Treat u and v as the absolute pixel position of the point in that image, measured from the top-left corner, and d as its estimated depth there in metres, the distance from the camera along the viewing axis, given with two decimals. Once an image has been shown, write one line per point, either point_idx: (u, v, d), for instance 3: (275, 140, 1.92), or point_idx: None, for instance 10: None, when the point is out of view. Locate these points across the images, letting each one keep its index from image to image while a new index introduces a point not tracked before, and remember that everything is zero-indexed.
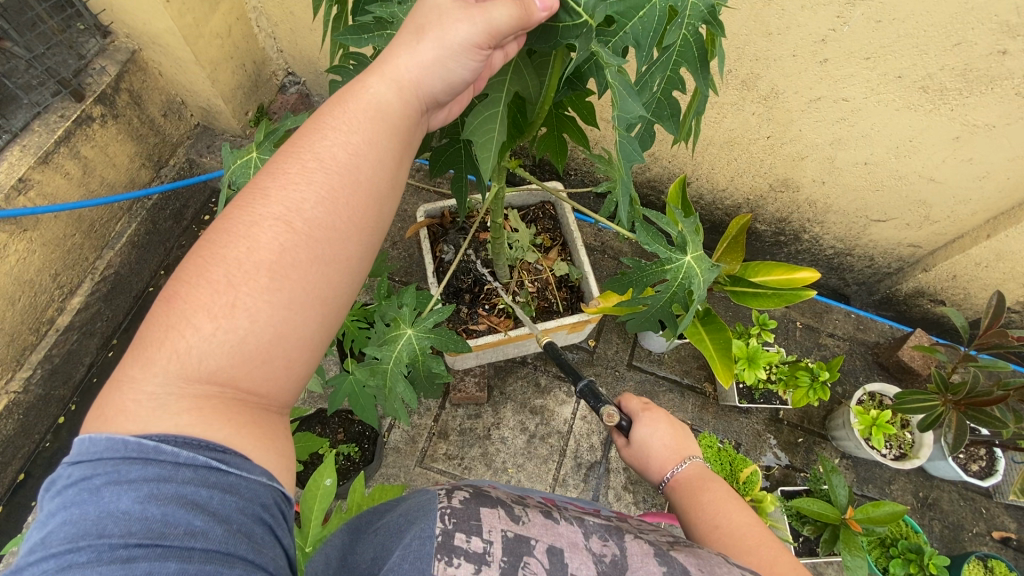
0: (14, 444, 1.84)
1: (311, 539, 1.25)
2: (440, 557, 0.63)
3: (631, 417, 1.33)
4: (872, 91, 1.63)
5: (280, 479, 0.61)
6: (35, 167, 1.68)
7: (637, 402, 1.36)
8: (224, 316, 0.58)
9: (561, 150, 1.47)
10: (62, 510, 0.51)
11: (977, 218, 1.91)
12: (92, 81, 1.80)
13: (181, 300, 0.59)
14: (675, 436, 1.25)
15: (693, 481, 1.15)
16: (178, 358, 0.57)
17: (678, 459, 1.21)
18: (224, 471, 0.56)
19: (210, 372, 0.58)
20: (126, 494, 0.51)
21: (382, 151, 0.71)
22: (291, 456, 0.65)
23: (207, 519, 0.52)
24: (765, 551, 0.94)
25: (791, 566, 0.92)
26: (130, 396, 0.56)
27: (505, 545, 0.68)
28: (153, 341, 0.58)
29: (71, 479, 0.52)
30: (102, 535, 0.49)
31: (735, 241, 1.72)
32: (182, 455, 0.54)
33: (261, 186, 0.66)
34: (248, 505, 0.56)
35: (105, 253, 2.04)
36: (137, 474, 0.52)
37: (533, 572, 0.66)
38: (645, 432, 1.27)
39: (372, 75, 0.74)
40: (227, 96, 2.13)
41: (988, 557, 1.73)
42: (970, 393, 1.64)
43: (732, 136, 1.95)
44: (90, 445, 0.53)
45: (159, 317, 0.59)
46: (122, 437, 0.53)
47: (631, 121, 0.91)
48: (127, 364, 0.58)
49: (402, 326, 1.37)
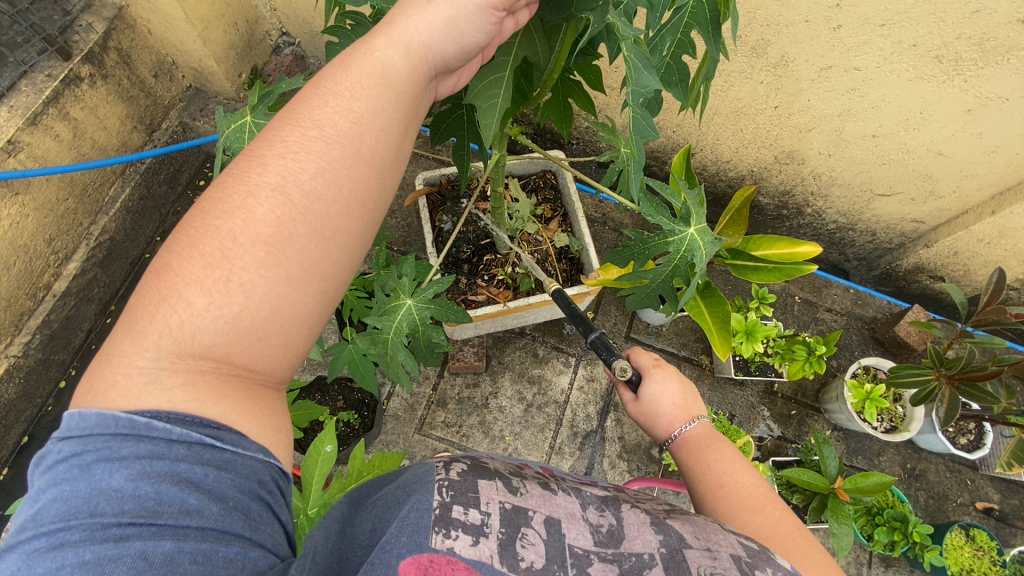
0: (15, 407, 1.85)
1: (313, 502, 1.27)
2: (438, 530, 0.64)
3: (641, 372, 1.33)
4: (885, 60, 1.58)
5: (278, 455, 0.62)
6: (24, 128, 1.64)
7: (647, 357, 1.35)
8: (218, 290, 0.57)
9: (565, 117, 1.43)
10: (53, 487, 0.51)
11: (983, 193, 1.88)
12: (79, 39, 1.75)
13: (173, 272, 0.58)
14: (684, 395, 1.25)
15: (700, 439, 1.16)
16: (171, 333, 0.56)
17: (686, 418, 1.21)
18: (219, 448, 0.56)
19: (204, 347, 0.57)
20: (118, 471, 0.51)
21: (387, 120, 0.69)
22: (288, 431, 0.66)
23: (202, 497, 0.53)
24: (770, 512, 0.97)
25: (794, 525, 0.95)
26: (121, 370, 0.56)
27: (503, 516, 0.69)
28: (144, 313, 0.57)
29: (63, 455, 0.52)
30: (94, 513, 0.49)
31: (739, 214, 1.70)
32: (175, 432, 0.54)
33: (258, 154, 0.64)
34: (244, 483, 0.56)
35: (99, 219, 2.01)
36: (128, 451, 0.52)
37: (531, 542, 0.67)
38: (655, 389, 1.26)
39: (377, 38, 0.71)
40: (219, 57, 2.06)
41: (970, 526, 1.79)
42: (963, 368, 1.64)
43: (738, 105, 1.90)
44: (80, 421, 0.53)
45: (151, 289, 0.58)
46: (112, 413, 0.53)
47: (646, 95, 0.89)
48: (117, 338, 0.57)
49: (402, 296, 1.36)
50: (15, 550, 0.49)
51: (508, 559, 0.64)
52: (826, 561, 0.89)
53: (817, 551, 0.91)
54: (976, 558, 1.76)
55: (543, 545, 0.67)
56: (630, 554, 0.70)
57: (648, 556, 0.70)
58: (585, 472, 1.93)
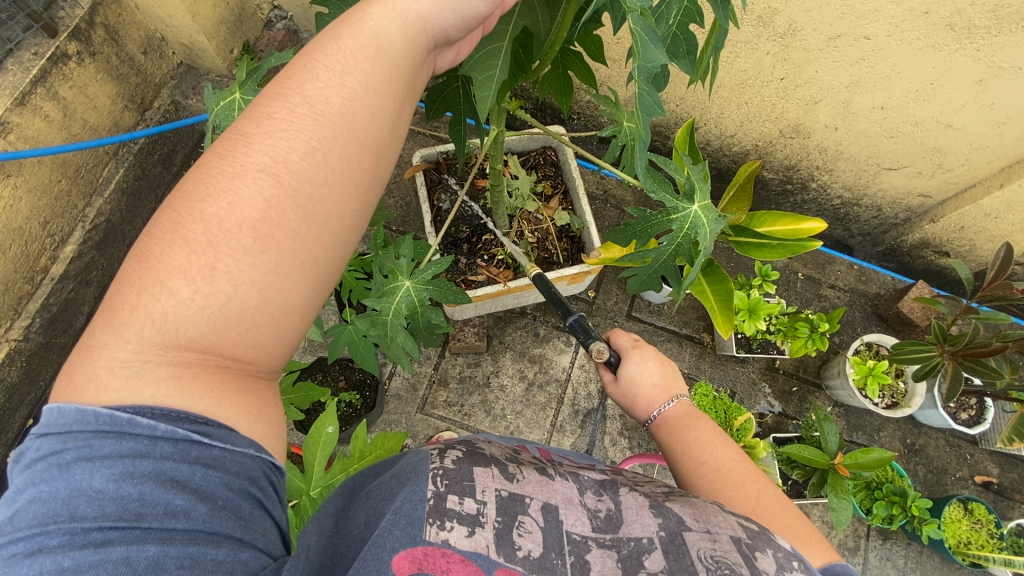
0: (19, 391, 1.86)
1: (315, 484, 1.29)
2: (432, 521, 0.64)
3: (620, 353, 1.29)
4: (896, 29, 1.53)
5: (269, 450, 0.61)
6: (12, 109, 1.61)
7: (625, 338, 1.32)
8: (203, 279, 0.56)
9: (566, 89, 1.39)
10: (32, 487, 0.51)
11: (992, 166, 1.85)
12: (64, 15, 1.70)
13: (154, 260, 0.56)
14: (662, 373, 1.24)
15: (678, 420, 1.15)
16: (154, 324, 0.55)
17: (665, 397, 1.20)
18: (207, 445, 0.55)
19: (190, 337, 0.56)
20: (99, 471, 0.50)
21: (381, 96, 0.66)
22: (280, 424, 0.65)
23: (188, 497, 0.53)
24: (751, 487, 0.98)
25: (777, 499, 0.97)
26: (103, 363, 0.54)
27: (499, 505, 0.69)
28: (125, 304, 0.56)
29: (42, 453, 0.52)
30: (74, 517, 0.49)
31: (742, 189, 1.66)
32: (159, 428, 0.53)
33: (244, 133, 0.61)
34: (233, 481, 0.56)
35: (94, 201, 1.99)
36: (110, 450, 0.51)
37: (528, 531, 0.67)
38: (634, 369, 1.24)
39: (372, 6, 0.68)
40: (209, 32, 2.00)
41: (969, 500, 1.81)
42: (968, 345, 1.63)
43: (743, 77, 1.85)
44: (61, 417, 0.52)
45: (131, 278, 0.56)
46: (92, 409, 0.52)
47: (652, 71, 0.85)
48: (98, 328, 0.56)
49: (400, 277, 1.35)
50: None
51: (505, 549, 0.65)
52: (808, 531, 0.91)
53: (799, 522, 0.92)
54: (974, 531, 1.78)
55: (540, 534, 0.68)
56: (629, 539, 0.70)
57: (647, 540, 0.70)
58: (586, 449, 1.95)
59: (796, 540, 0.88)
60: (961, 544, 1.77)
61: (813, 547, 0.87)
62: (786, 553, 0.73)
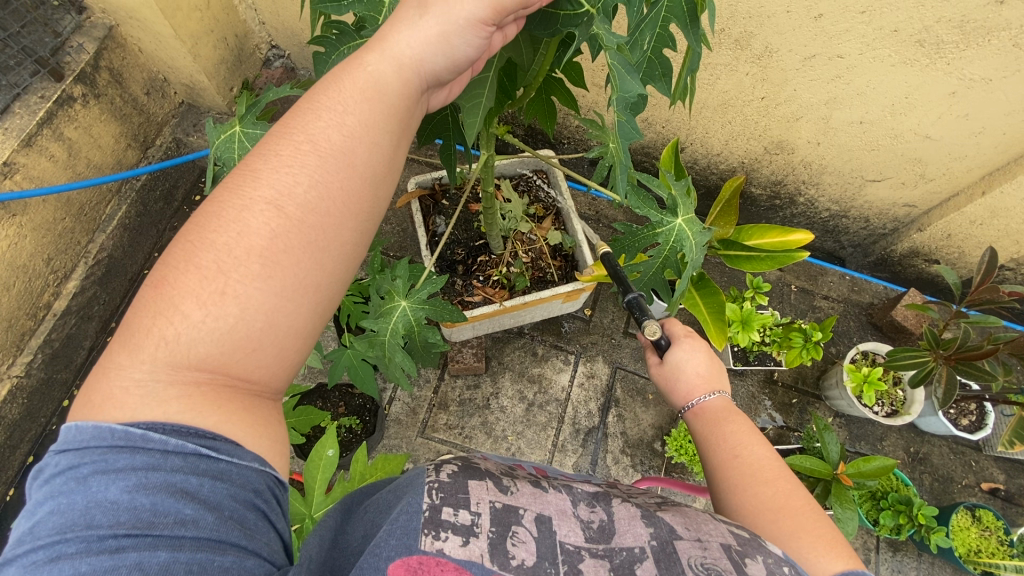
0: (20, 427, 1.86)
1: (317, 507, 1.29)
2: (428, 532, 0.65)
3: (671, 339, 1.33)
4: (868, 47, 1.60)
5: (273, 464, 0.63)
6: (19, 150, 1.66)
7: (680, 327, 1.35)
8: (213, 302, 0.58)
9: (551, 114, 1.44)
10: (49, 500, 0.52)
11: (972, 174, 1.90)
12: (70, 59, 1.77)
13: (168, 285, 0.59)
14: (710, 366, 1.25)
15: (718, 411, 1.16)
16: (166, 346, 0.57)
17: (707, 388, 1.22)
18: (215, 458, 0.57)
19: (200, 359, 0.58)
20: (114, 483, 0.52)
21: (379, 133, 0.70)
22: (283, 440, 0.67)
23: (197, 507, 0.54)
24: (781, 484, 0.97)
25: (805, 500, 0.95)
26: (118, 383, 0.57)
27: (494, 516, 0.70)
28: (140, 327, 0.58)
29: (59, 468, 0.54)
30: (90, 525, 0.50)
31: (729, 205, 1.70)
32: (171, 443, 0.55)
33: (252, 167, 0.65)
34: (240, 492, 0.58)
35: (97, 237, 2.03)
36: (124, 463, 0.53)
37: (522, 540, 0.68)
38: (681, 355, 1.27)
39: (370, 53, 0.72)
40: (210, 72, 2.08)
41: (977, 507, 1.79)
42: (960, 349, 1.65)
43: (725, 98, 1.92)
44: (76, 433, 0.54)
45: (146, 302, 0.59)
46: (108, 425, 0.54)
47: (630, 100, 0.93)
48: (112, 352, 0.58)
49: (397, 298, 1.38)
50: (13, 563, 0.50)
51: (499, 557, 0.65)
52: (834, 535, 0.89)
53: (826, 526, 0.90)
54: (983, 538, 1.76)
55: (534, 543, 0.68)
56: (621, 548, 0.71)
57: (639, 549, 0.70)
58: (589, 468, 1.94)
59: (820, 543, 0.86)
60: (971, 552, 1.75)
61: (836, 551, 0.86)
62: (776, 559, 0.74)
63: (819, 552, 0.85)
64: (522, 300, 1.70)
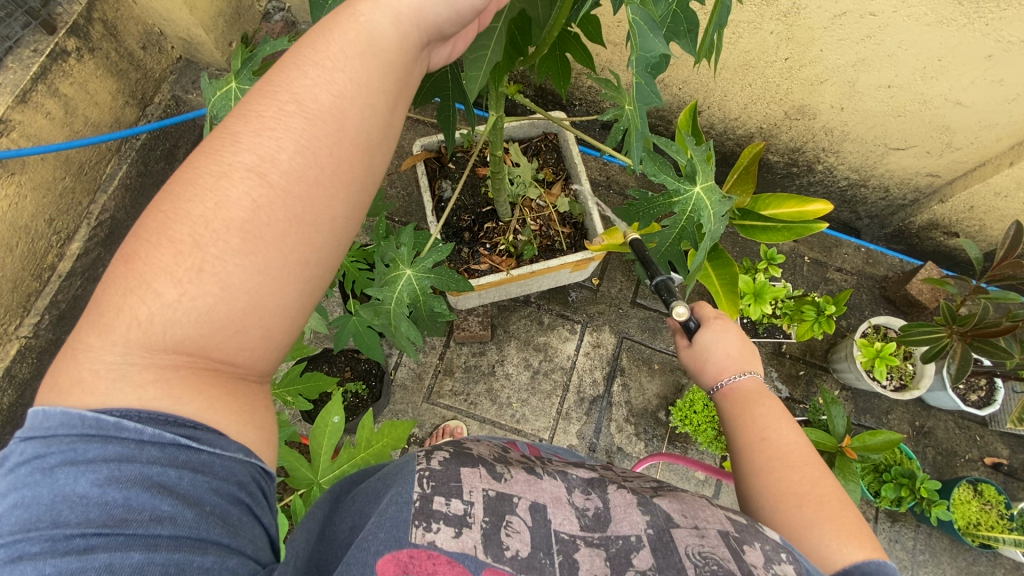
0: (32, 386, 1.88)
1: (323, 473, 1.31)
2: (418, 524, 0.65)
3: (700, 321, 1.31)
4: (902, 4, 1.49)
5: (259, 455, 0.62)
6: (15, 106, 1.61)
7: (710, 309, 1.32)
8: (190, 281, 0.55)
9: (563, 71, 1.37)
10: (14, 492, 0.51)
11: (1000, 144, 1.82)
12: (63, 11, 1.70)
13: (140, 261, 0.56)
14: (740, 348, 1.23)
15: (748, 391, 1.15)
16: (140, 326, 0.55)
17: (736, 369, 1.19)
18: (195, 449, 0.56)
19: (177, 341, 0.56)
20: (84, 476, 0.51)
21: (373, 93, 0.65)
22: (270, 428, 0.65)
23: (174, 503, 0.53)
24: (810, 471, 0.96)
25: (832, 488, 0.94)
26: (89, 366, 0.55)
27: (487, 505, 0.70)
28: (110, 306, 0.56)
29: (25, 457, 0.52)
30: (56, 522, 0.49)
31: (747, 172, 1.62)
32: (146, 432, 0.54)
33: (234, 130, 0.61)
34: (222, 486, 0.57)
35: (99, 197, 1.99)
36: (95, 454, 0.51)
37: (516, 530, 0.68)
38: (710, 339, 1.25)
39: (363, 2, 0.67)
40: (208, 25, 2.00)
41: (978, 481, 1.80)
42: (976, 325, 1.61)
43: (747, 58, 1.82)
44: (44, 420, 0.53)
45: (117, 280, 0.56)
46: (77, 413, 0.52)
47: (650, 61, 0.88)
48: (83, 331, 0.56)
49: (402, 266, 1.34)
50: None
51: (493, 549, 0.66)
52: (858, 526, 0.88)
53: (852, 514, 0.90)
54: (983, 512, 1.77)
55: (528, 532, 0.68)
56: (618, 537, 0.71)
57: (635, 538, 0.70)
58: (592, 436, 1.95)
59: (842, 531, 0.86)
60: (971, 525, 1.77)
61: (858, 541, 0.85)
62: (773, 545, 0.73)
63: (841, 539, 0.85)
64: (529, 269, 1.67)
